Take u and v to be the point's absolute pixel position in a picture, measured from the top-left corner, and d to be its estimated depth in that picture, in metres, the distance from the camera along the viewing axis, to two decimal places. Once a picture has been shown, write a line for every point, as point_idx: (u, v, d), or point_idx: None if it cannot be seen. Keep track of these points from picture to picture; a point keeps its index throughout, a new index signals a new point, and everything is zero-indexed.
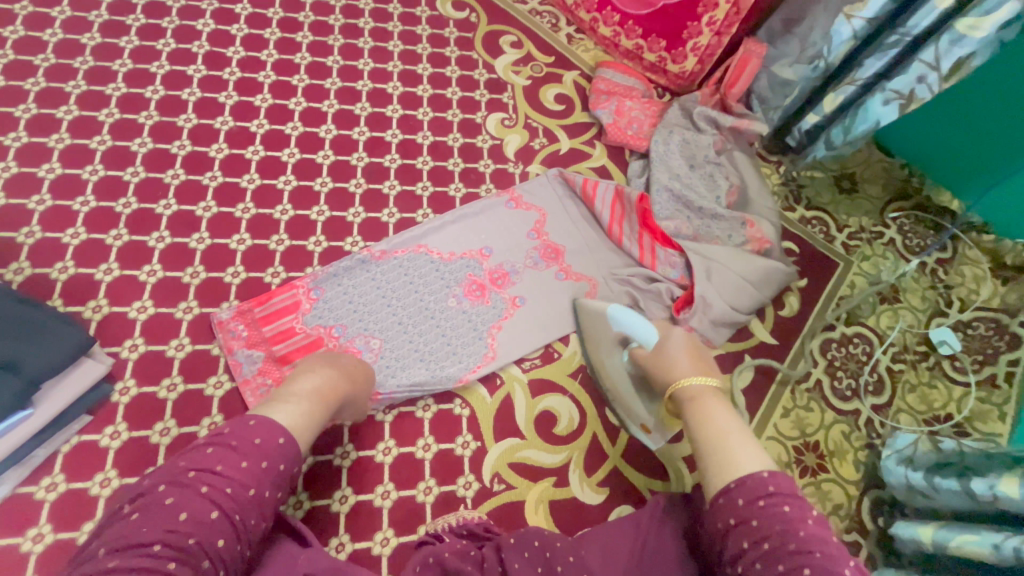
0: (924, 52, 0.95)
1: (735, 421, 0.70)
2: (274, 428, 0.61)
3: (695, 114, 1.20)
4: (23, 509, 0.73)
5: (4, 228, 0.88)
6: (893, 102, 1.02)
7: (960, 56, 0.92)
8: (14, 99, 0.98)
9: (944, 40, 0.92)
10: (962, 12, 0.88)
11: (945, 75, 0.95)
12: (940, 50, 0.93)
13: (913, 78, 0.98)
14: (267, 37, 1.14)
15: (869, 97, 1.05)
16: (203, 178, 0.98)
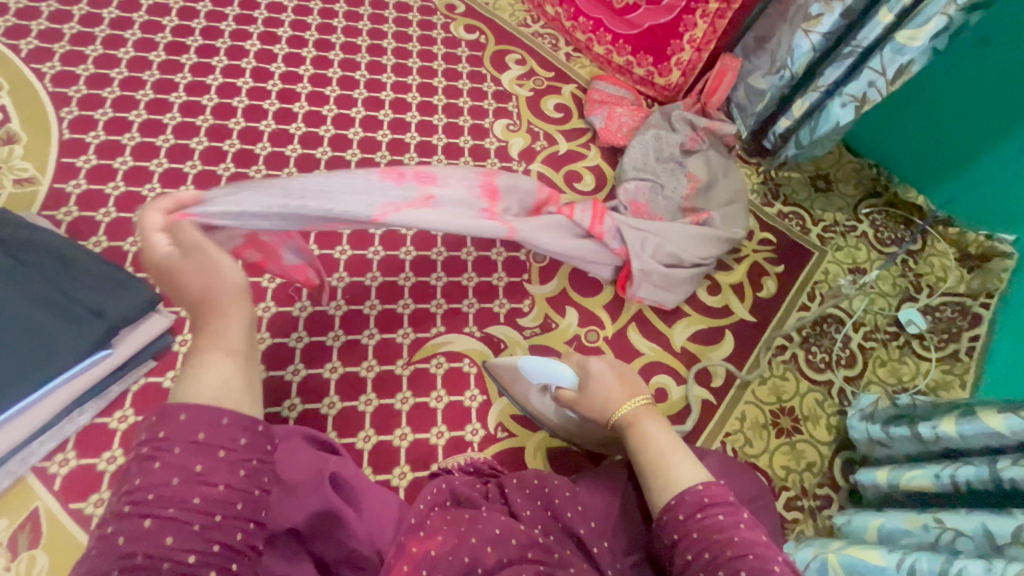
0: (873, 60, 1.10)
1: (668, 437, 0.75)
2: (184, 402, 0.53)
3: (672, 117, 1.35)
4: (99, 436, 0.85)
5: (84, 209, 1.03)
6: (849, 104, 1.17)
7: (902, 63, 1.07)
8: (93, 104, 1.14)
9: (888, 50, 1.07)
10: (901, 26, 1.04)
11: (892, 79, 1.09)
12: (885, 59, 1.08)
13: (865, 83, 1.13)
14: (305, 54, 1.31)
15: (830, 102, 1.20)
16: (250, 170, 1.14)
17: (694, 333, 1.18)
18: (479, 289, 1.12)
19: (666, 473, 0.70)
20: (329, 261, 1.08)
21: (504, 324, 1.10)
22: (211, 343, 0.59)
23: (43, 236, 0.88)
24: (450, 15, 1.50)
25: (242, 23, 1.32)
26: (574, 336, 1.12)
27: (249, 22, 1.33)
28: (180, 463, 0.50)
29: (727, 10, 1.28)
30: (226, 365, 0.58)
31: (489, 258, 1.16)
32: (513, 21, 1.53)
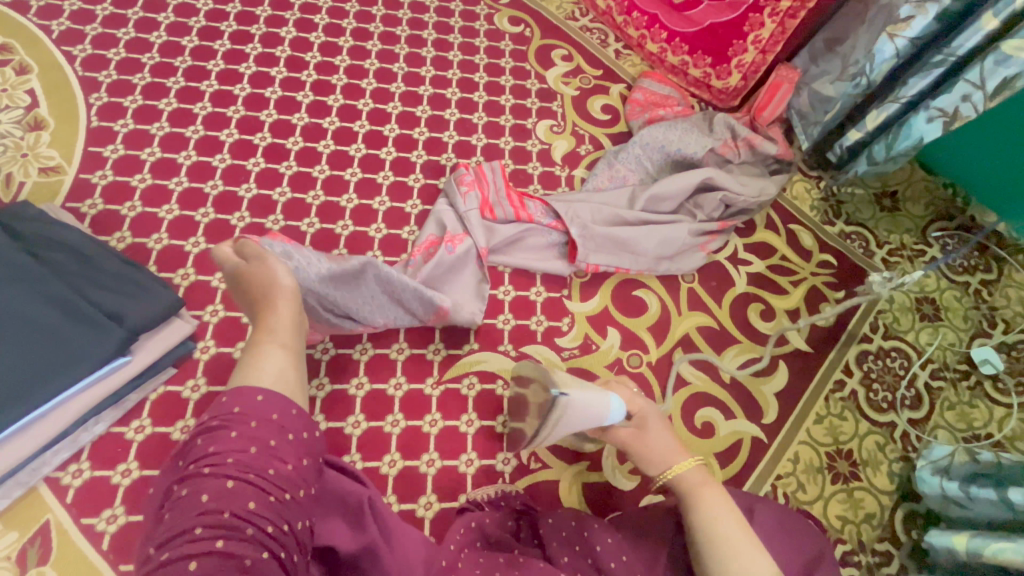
0: (969, 72, 0.97)
1: (728, 513, 0.72)
2: (282, 400, 0.56)
3: (713, 120, 1.24)
4: (114, 447, 0.81)
5: (109, 202, 0.99)
6: (937, 120, 1.04)
7: (1005, 76, 0.94)
8: (123, 91, 1.10)
9: (989, 61, 0.95)
10: (1008, 34, 0.92)
11: (991, 94, 0.97)
12: (985, 70, 0.95)
13: (957, 97, 1.00)
14: (342, 44, 1.25)
15: (913, 115, 1.08)
16: (280, 166, 1.08)
17: (745, 362, 1.09)
18: (515, 304, 1.05)
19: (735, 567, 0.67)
20: None
21: (541, 343, 1.03)
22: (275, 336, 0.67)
23: (65, 233, 0.83)
24: (494, 5, 1.41)
25: (278, 10, 1.27)
26: (616, 360, 1.04)
27: (285, 9, 1.27)
28: (259, 435, 0.52)
29: (799, 9, 1.16)
30: (277, 353, 0.64)
31: (527, 270, 1.08)
32: (560, 13, 1.44)
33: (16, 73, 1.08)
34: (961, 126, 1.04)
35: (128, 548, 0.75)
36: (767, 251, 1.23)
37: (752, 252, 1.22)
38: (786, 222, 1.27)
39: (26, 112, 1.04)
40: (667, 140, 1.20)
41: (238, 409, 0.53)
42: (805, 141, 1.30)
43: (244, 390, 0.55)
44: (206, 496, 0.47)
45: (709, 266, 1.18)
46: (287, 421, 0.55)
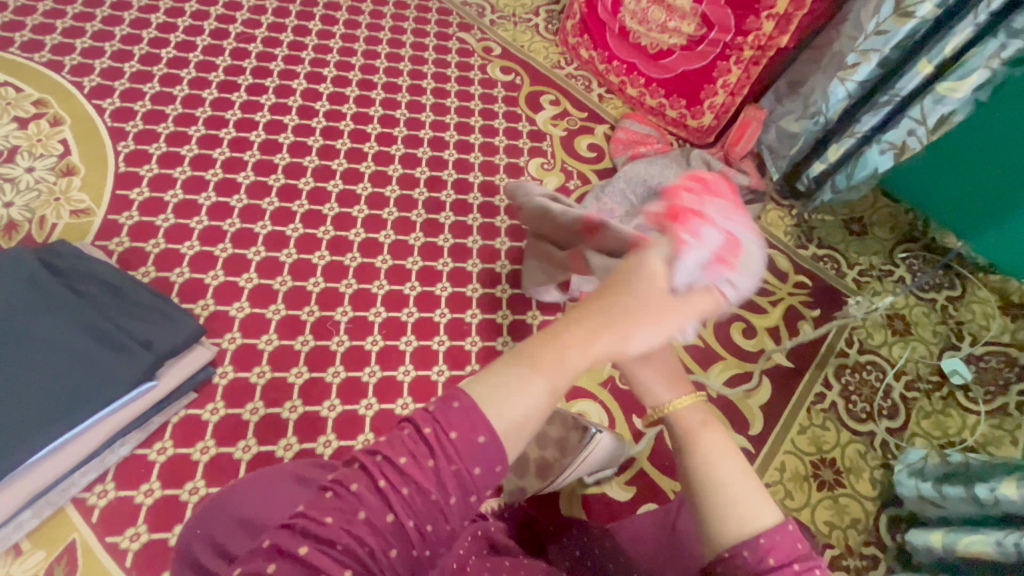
0: (912, 110, 1.10)
1: (730, 455, 0.54)
2: (485, 416, 0.41)
3: (690, 155, 1.36)
4: (137, 468, 0.86)
5: (135, 240, 1.07)
6: (888, 152, 1.17)
7: (943, 113, 1.06)
8: (148, 139, 1.19)
9: (928, 100, 1.07)
10: (941, 78, 1.04)
11: (932, 128, 1.09)
12: (925, 108, 1.08)
13: (904, 131, 1.12)
14: (348, 94, 1.37)
15: (867, 148, 1.20)
16: (293, 205, 1.17)
17: (730, 378, 1.16)
18: (513, 327, 1.11)
19: (734, 517, 0.50)
20: (366, 295, 1.09)
21: None
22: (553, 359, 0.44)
23: (97, 267, 0.90)
24: (487, 56, 1.55)
25: (291, 63, 1.38)
26: (609, 378, 1.10)
27: (297, 63, 1.39)
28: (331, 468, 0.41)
29: (761, 57, 1.29)
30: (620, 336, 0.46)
31: (523, 295, 1.15)
32: (547, 62, 1.58)
33: (51, 125, 1.17)
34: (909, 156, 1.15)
35: (151, 564, 0.79)
36: None
37: None
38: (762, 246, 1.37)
39: (58, 160, 1.13)
40: (649, 176, 1.30)
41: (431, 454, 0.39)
42: (775, 173, 1.41)
43: (475, 407, 0.42)
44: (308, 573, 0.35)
45: None
46: (399, 441, 0.42)
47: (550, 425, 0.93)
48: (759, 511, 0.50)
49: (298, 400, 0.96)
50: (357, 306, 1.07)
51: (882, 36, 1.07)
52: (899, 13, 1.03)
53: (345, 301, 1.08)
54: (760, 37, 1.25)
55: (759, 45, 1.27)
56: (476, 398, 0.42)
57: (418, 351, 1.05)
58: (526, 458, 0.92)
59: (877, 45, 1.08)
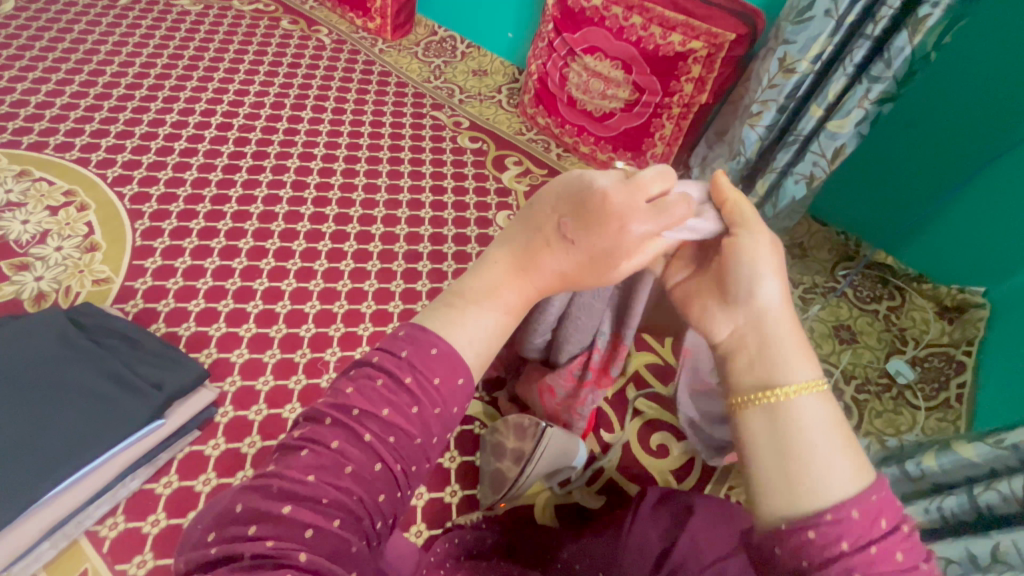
0: (812, 146, 1.28)
1: (820, 416, 0.45)
2: (425, 338, 0.49)
3: None
4: (146, 501, 0.95)
5: (148, 302, 1.21)
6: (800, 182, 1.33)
7: (838, 146, 1.24)
8: (161, 217, 1.36)
9: (824, 137, 1.25)
10: (830, 118, 1.24)
11: (831, 159, 1.26)
12: (822, 144, 1.26)
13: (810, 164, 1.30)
14: (336, 168, 1.57)
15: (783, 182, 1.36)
16: (288, 264, 1.32)
17: None
18: None
19: (800, 491, 0.42)
20: (354, 337, 1.22)
21: (511, 388, 1.20)
22: (496, 300, 0.55)
23: (117, 323, 1.04)
24: (457, 129, 1.78)
25: (285, 146, 1.59)
26: None
27: (291, 145, 1.60)
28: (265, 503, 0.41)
29: (687, 113, 1.51)
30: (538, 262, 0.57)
31: None
32: (510, 131, 1.82)
33: (78, 211, 1.35)
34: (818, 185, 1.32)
35: None
36: None
37: None
38: None
39: (83, 239, 1.29)
40: None
41: (433, 381, 0.47)
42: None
43: (427, 333, 0.50)
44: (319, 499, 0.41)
45: None
46: None
47: (508, 439, 1.02)
48: (845, 475, 0.42)
49: None
50: (345, 347, 1.20)
51: (776, 88, 1.27)
52: (784, 69, 1.24)
53: (335, 343, 1.20)
54: (684, 97, 1.48)
55: (684, 103, 1.49)
56: (451, 345, 0.50)
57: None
58: (498, 474, 1.02)
59: (774, 95, 1.28)
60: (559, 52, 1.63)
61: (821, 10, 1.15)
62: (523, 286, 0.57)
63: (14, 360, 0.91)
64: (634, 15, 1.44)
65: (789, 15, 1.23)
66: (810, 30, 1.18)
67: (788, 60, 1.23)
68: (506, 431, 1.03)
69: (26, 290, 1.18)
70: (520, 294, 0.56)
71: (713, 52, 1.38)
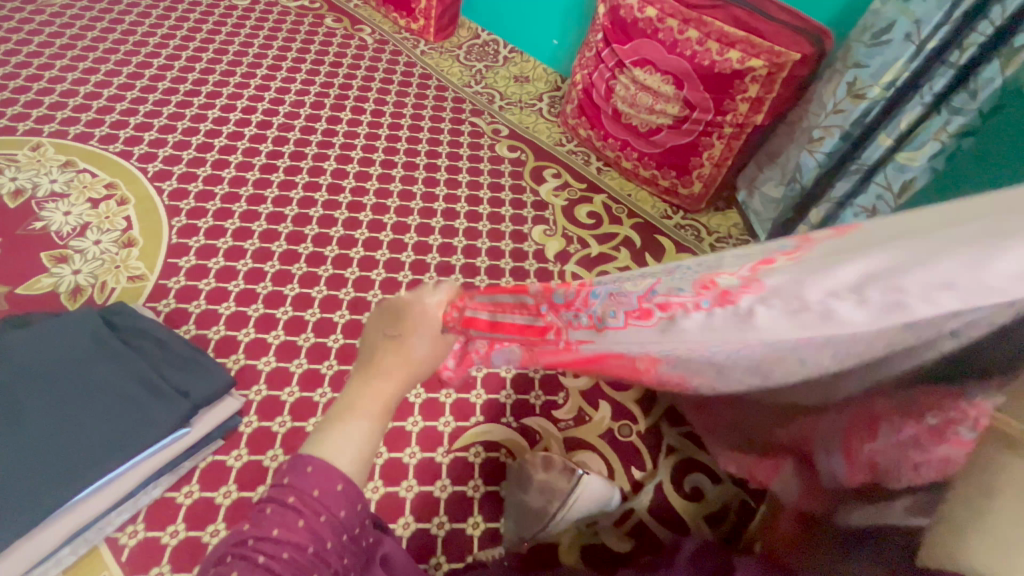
0: (877, 177, 1.19)
1: None
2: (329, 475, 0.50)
3: None
4: (166, 510, 0.94)
5: (180, 302, 1.20)
6: (861, 215, 1.23)
7: (906, 179, 1.14)
8: (197, 215, 1.36)
9: (891, 168, 1.16)
10: (899, 149, 1.14)
11: (898, 193, 1.17)
12: (889, 175, 1.16)
13: (873, 196, 1.20)
14: (372, 172, 1.55)
15: (842, 213, 1.27)
16: (319, 270, 1.30)
17: None
18: (516, 380, 1.19)
19: None
20: None
21: (540, 415, 1.15)
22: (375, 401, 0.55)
23: (148, 324, 1.03)
24: (496, 137, 1.74)
25: (323, 147, 1.58)
26: (608, 429, 1.15)
27: (328, 147, 1.58)
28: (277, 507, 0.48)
29: (740, 134, 1.44)
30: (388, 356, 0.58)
31: None
32: (550, 141, 1.77)
33: (118, 205, 1.35)
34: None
35: None
36: None
37: None
38: None
39: (121, 234, 1.29)
40: None
41: (314, 493, 0.49)
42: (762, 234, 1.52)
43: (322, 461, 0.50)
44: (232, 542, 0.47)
45: None
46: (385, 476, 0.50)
47: (535, 471, 1.00)
48: None
49: None
50: None
51: (841, 113, 1.20)
52: (853, 94, 1.17)
53: None
54: (738, 117, 1.41)
55: (737, 123, 1.42)
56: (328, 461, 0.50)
57: (427, 403, 1.12)
58: (522, 508, 0.99)
59: (838, 121, 1.21)
60: (607, 63, 1.57)
61: (901, 33, 1.07)
62: (402, 374, 0.57)
63: (47, 359, 0.90)
64: (690, 28, 1.36)
65: (863, 38, 1.15)
66: (884, 55, 1.11)
67: (857, 85, 1.16)
68: (532, 463, 1.02)
69: (63, 283, 1.19)
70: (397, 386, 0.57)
71: (774, 72, 1.30)
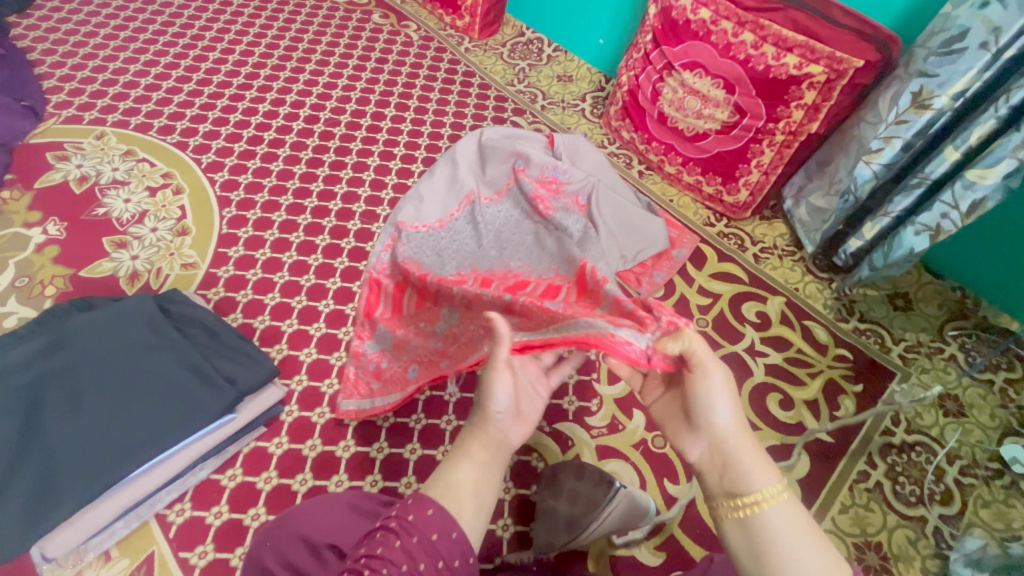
0: (943, 194, 1.11)
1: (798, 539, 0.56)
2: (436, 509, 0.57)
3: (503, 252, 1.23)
4: (211, 491, 0.98)
5: (228, 290, 1.25)
6: (923, 233, 1.16)
7: (975, 198, 1.07)
8: (247, 206, 1.41)
9: (959, 185, 1.08)
10: (970, 164, 1.06)
11: (966, 212, 1.09)
12: (956, 194, 1.09)
13: (937, 214, 1.13)
14: (414, 169, 1.58)
15: (902, 230, 1.20)
16: (360, 264, 1.33)
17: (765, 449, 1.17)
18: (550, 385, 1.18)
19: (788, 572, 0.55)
20: None
21: (573, 422, 1.14)
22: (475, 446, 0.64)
23: (199, 312, 1.07)
24: None
25: (367, 144, 1.62)
26: (641, 440, 1.13)
27: (372, 143, 1.62)
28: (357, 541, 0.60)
29: (793, 141, 1.39)
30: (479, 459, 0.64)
31: None
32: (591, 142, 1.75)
33: (173, 194, 1.41)
34: (945, 238, 1.15)
35: None
36: (783, 344, 1.34)
37: (768, 345, 1.34)
38: (801, 317, 1.40)
39: (176, 222, 1.35)
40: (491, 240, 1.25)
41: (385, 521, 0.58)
42: (809, 245, 1.47)
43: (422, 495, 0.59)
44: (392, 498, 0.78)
45: (728, 357, 1.31)
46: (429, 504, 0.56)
47: (565, 477, 0.99)
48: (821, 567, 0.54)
49: (352, 440, 1.06)
50: None
51: (904, 124, 1.14)
52: (917, 104, 1.12)
53: None
54: (791, 124, 1.36)
55: (790, 130, 1.37)
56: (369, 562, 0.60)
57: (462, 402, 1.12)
58: (551, 516, 0.97)
59: (899, 132, 1.15)
60: (655, 65, 1.54)
61: (976, 41, 1.02)
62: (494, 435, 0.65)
63: (111, 342, 0.96)
64: (745, 31, 1.32)
65: (932, 45, 1.11)
66: (955, 63, 1.05)
67: (923, 94, 1.11)
68: (559, 470, 1.01)
69: (122, 268, 1.25)
70: (493, 440, 0.65)
71: (833, 78, 1.25)
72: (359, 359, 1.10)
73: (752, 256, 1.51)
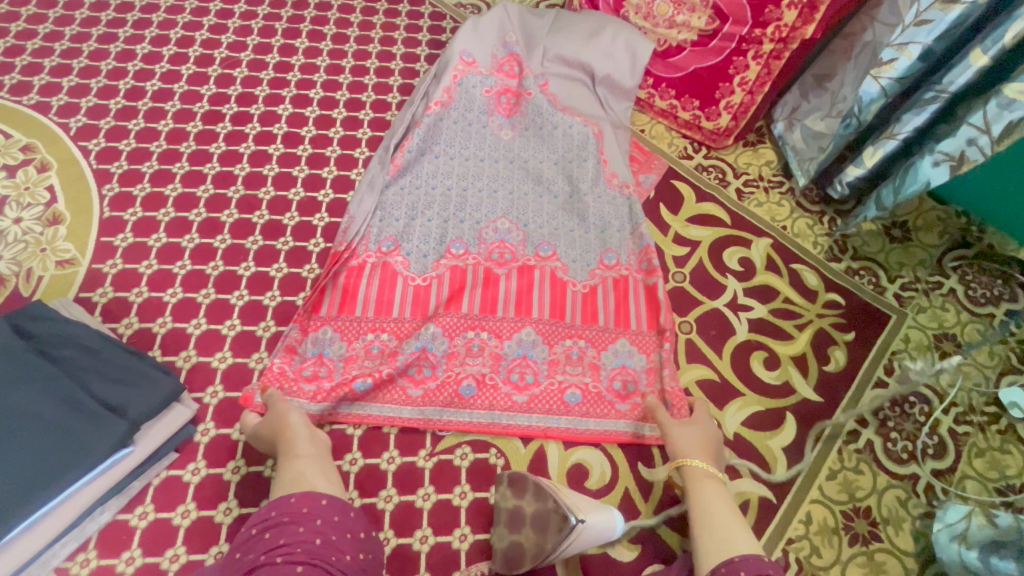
0: (972, 116, 0.92)
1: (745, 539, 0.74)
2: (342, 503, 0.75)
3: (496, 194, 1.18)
4: (120, 534, 0.85)
5: (119, 289, 1.05)
6: (942, 164, 0.99)
7: (1011, 120, 0.88)
8: (132, 180, 1.17)
9: (993, 105, 0.89)
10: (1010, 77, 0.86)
11: (998, 138, 0.91)
12: (988, 115, 0.90)
13: (962, 141, 0.95)
14: (335, 116, 1.31)
15: (918, 159, 1.03)
16: (277, 243, 1.13)
17: (749, 416, 1.07)
18: None
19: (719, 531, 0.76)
20: None
21: None
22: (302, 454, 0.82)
23: (73, 329, 0.88)
24: None
25: (276, 87, 1.34)
26: None
27: (282, 86, 1.34)
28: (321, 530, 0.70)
29: (783, 50, 1.15)
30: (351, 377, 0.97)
31: None
32: None
33: (38, 171, 1.16)
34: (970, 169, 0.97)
35: None
36: (768, 293, 1.20)
37: (753, 296, 1.19)
38: (788, 260, 1.24)
39: (44, 209, 1.11)
40: (479, 178, 1.19)
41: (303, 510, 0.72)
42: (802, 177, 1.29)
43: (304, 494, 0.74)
44: (361, 534, 0.74)
45: (708, 314, 1.16)
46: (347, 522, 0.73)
47: (528, 501, 0.88)
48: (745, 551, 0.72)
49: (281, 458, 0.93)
50: None
51: (924, 25, 0.92)
52: None
53: None
54: (781, 29, 1.12)
55: (779, 37, 1.14)
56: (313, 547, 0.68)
57: (387, 406, 0.97)
58: (517, 549, 0.86)
59: (917, 36, 0.93)
60: None
61: None
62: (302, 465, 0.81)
63: None
64: None
65: None
66: None
67: None
68: (520, 491, 0.89)
69: None
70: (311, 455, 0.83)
71: None
72: (292, 355, 0.99)
73: (734, 192, 1.31)
